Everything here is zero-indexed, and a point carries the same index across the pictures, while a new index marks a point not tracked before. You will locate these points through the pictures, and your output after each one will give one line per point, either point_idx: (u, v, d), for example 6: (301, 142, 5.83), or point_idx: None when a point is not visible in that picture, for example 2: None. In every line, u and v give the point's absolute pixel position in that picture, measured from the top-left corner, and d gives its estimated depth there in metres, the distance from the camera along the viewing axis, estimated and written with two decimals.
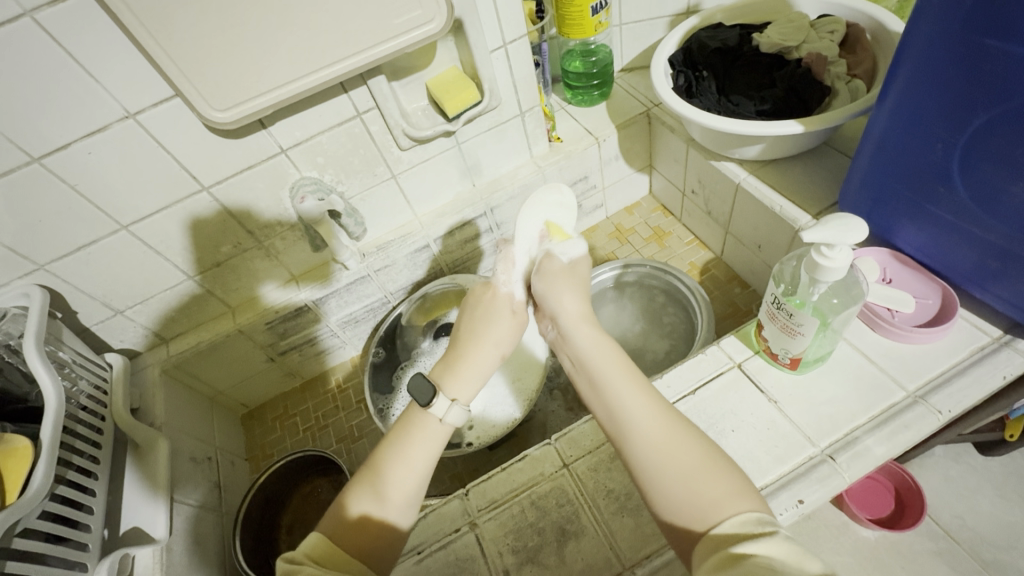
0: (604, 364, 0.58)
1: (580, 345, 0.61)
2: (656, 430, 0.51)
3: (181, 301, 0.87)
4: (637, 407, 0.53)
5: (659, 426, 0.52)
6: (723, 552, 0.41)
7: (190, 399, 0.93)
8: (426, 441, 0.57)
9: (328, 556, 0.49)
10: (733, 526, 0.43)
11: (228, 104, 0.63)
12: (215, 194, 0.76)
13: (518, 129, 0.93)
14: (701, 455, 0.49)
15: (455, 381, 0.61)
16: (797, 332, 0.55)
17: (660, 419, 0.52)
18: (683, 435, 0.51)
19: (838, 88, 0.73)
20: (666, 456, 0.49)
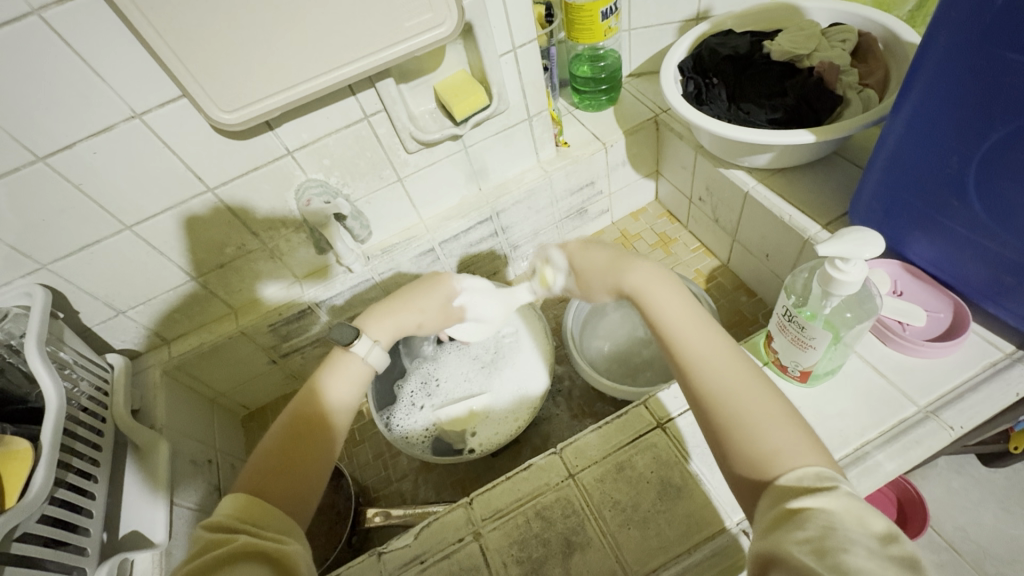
0: (668, 312, 0.55)
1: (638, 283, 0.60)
2: (720, 379, 0.48)
3: (183, 302, 0.86)
4: (705, 347, 0.51)
5: (725, 375, 0.49)
6: (780, 506, 0.39)
7: (191, 400, 0.92)
8: (345, 380, 0.61)
9: (247, 511, 0.47)
10: (793, 478, 0.41)
11: (236, 105, 0.62)
12: (220, 195, 0.75)
13: (526, 133, 0.92)
14: (771, 411, 0.46)
15: (378, 327, 0.67)
16: (810, 346, 0.54)
17: (732, 371, 0.49)
18: (757, 392, 0.47)
19: (850, 98, 0.73)
20: (732, 407, 0.46)
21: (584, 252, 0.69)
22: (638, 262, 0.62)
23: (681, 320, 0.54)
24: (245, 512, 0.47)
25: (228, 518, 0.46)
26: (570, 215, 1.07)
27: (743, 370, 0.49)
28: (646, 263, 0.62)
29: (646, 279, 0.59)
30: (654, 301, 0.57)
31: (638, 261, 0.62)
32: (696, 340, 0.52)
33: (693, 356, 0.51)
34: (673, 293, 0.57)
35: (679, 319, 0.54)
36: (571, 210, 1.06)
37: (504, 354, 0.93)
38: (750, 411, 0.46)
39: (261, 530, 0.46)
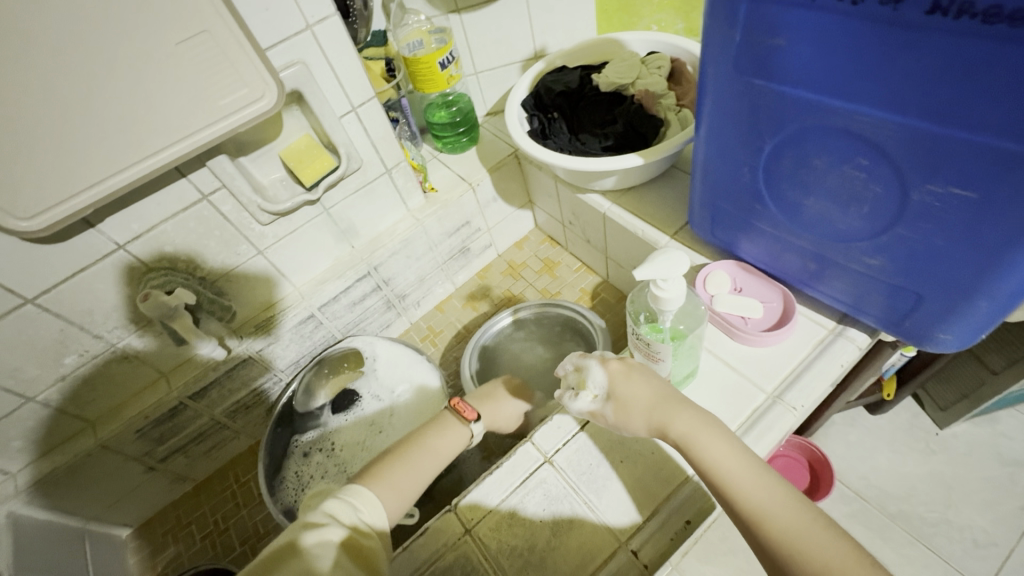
0: (716, 456, 0.51)
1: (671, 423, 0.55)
2: (790, 523, 0.45)
3: (21, 428, 0.76)
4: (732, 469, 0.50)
5: (796, 517, 0.46)
6: None
7: (53, 536, 0.81)
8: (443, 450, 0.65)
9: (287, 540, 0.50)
10: None
11: (35, 211, 0.57)
12: (44, 305, 0.68)
13: (388, 186, 0.92)
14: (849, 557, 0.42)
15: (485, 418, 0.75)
16: (659, 358, 0.58)
17: (798, 514, 0.46)
18: (826, 532, 0.44)
19: (670, 119, 0.80)
20: (818, 564, 0.42)
21: (623, 401, 0.57)
22: (683, 404, 0.55)
23: (735, 464, 0.50)
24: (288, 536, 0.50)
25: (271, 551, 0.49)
26: (453, 255, 1.08)
27: (813, 513, 0.46)
28: (668, 400, 0.56)
29: (692, 425, 0.53)
30: (707, 446, 0.52)
31: (674, 400, 0.56)
32: (757, 481, 0.48)
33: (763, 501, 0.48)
34: (716, 429, 0.53)
35: (738, 456, 0.51)
36: (453, 251, 1.07)
37: (383, 415, 0.90)
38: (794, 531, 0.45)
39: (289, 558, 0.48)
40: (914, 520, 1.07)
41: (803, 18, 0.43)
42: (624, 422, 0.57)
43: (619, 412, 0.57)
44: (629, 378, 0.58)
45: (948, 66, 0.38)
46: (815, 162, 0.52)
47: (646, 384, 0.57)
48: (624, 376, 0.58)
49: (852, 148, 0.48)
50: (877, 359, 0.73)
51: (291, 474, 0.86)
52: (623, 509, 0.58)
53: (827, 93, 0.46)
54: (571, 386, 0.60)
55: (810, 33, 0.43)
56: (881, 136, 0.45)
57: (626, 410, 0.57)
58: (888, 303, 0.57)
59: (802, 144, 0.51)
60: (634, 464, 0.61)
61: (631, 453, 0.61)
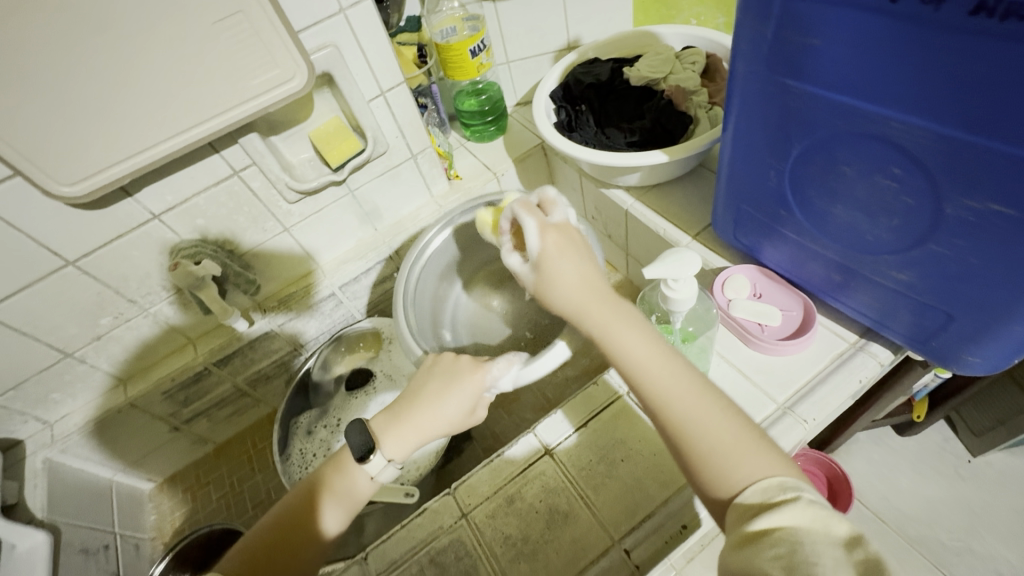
0: (629, 344, 0.48)
1: (580, 307, 0.50)
2: (691, 408, 0.45)
3: (59, 381, 0.81)
4: (641, 356, 0.47)
5: (700, 400, 0.45)
6: (741, 526, 0.38)
7: (83, 484, 0.86)
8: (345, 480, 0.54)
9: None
10: (752, 494, 0.40)
11: (77, 178, 0.60)
12: (84, 268, 0.72)
13: (413, 171, 0.93)
14: (743, 435, 0.43)
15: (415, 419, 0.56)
16: None
17: (703, 397, 0.45)
18: (727, 415, 0.44)
19: (700, 117, 0.78)
20: (711, 442, 0.43)
21: (549, 269, 0.52)
22: (609, 294, 0.51)
23: (645, 353, 0.48)
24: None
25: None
26: None
27: (713, 395, 0.45)
28: (593, 287, 0.51)
29: (608, 313, 0.49)
30: (620, 334, 0.49)
31: (601, 288, 0.51)
32: (666, 364, 0.47)
33: (667, 382, 0.46)
34: (631, 321, 0.50)
35: (648, 344, 0.48)
36: None
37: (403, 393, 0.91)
38: (692, 414, 0.44)
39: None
40: (934, 546, 1.03)
41: (839, 18, 0.41)
42: (543, 292, 0.53)
43: (541, 276, 0.53)
44: (564, 252, 0.53)
45: (992, 76, 0.36)
46: (843, 168, 0.50)
47: (574, 258, 0.52)
48: (558, 251, 0.53)
49: (885, 157, 0.46)
50: (904, 374, 0.70)
51: (289, 431, 0.91)
52: (619, 508, 0.58)
53: (861, 97, 0.44)
54: (511, 243, 0.57)
55: (846, 34, 0.41)
56: (916, 145, 0.43)
57: (550, 276, 0.52)
58: (915, 321, 0.55)
59: (831, 149, 0.49)
60: (634, 465, 0.60)
61: (632, 452, 0.61)
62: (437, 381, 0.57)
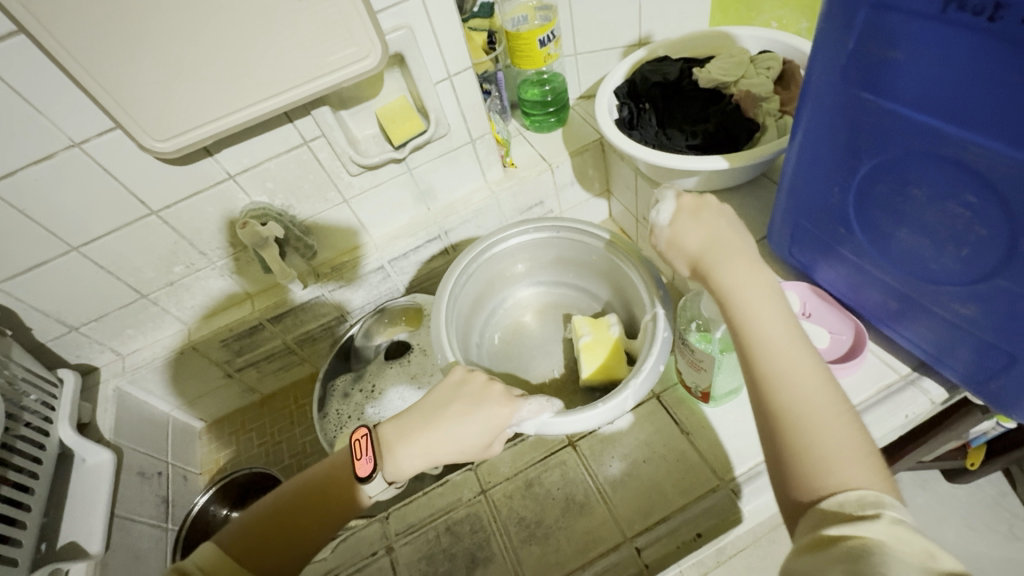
0: (761, 313, 0.48)
1: (718, 268, 0.51)
2: (808, 397, 0.44)
3: (134, 318, 0.89)
4: (768, 335, 0.47)
5: (820, 394, 0.44)
6: (817, 527, 0.38)
7: (145, 414, 0.95)
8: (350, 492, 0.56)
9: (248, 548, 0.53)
10: (834, 502, 0.39)
11: (168, 135, 0.66)
12: (165, 218, 0.79)
13: (470, 155, 0.95)
14: (857, 446, 0.42)
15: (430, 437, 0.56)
16: (700, 367, 0.58)
17: (822, 390, 0.44)
18: (842, 420, 0.43)
19: (768, 124, 0.76)
20: (810, 439, 0.42)
21: (684, 224, 0.55)
22: (745, 260, 0.51)
23: (774, 334, 0.47)
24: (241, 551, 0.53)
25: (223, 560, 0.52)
26: None
27: (838, 400, 0.44)
28: (723, 249, 0.52)
29: (736, 278, 0.50)
30: (751, 302, 0.49)
31: (741, 252, 0.52)
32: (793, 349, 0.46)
33: (783, 368, 0.45)
34: (769, 292, 0.49)
35: (782, 324, 0.48)
36: None
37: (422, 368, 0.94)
38: (801, 402, 0.44)
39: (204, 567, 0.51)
40: None
41: (928, 31, 0.39)
42: (674, 247, 0.55)
43: (675, 228, 0.55)
44: (693, 221, 0.55)
45: None
46: (913, 190, 0.47)
47: (715, 225, 0.54)
48: (692, 213, 0.56)
49: (960, 182, 0.43)
50: (961, 415, 0.66)
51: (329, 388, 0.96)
52: (634, 506, 0.58)
53: (943, 117, 0.41)
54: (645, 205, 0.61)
55: (933, 48, 0.39)
56: (995, 174, 0.40)
57: (686, 230, 0.54)
58: (975, 359, 0.52)
59: (902, 169, 0.47)
60: (656, 468, 0.61)
61: (655, 456, 0.61)
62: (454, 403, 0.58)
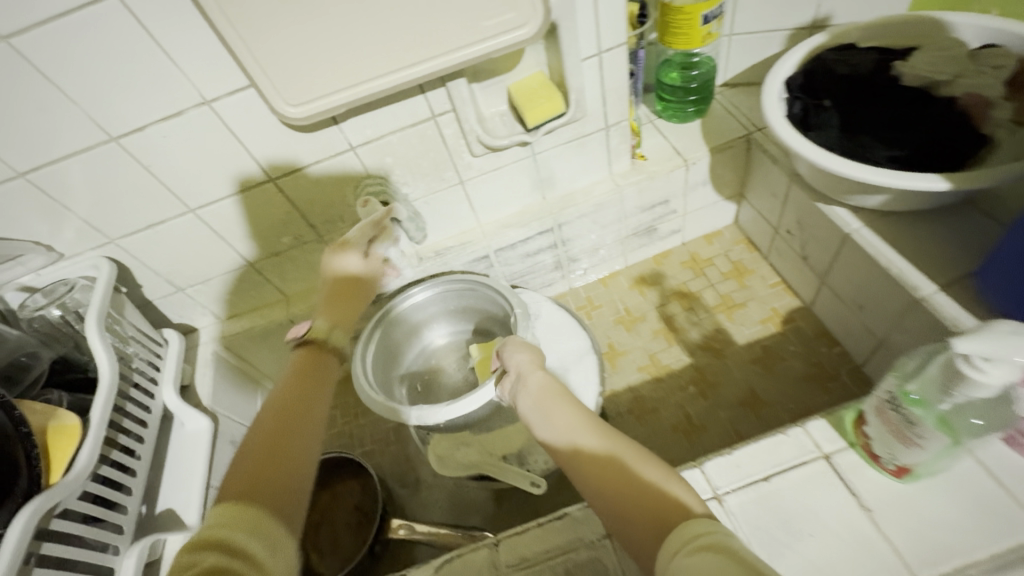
0: (553, 419, 0.52)
1: (529, 393, 0.57)
2: (600, 457, 0.46)
3: (237, 284, 0.86)
4: (557, 425, 0.51)
5: (605, 450, 0.46)
6: (686, 550, 0.36)
7: (239, 380, 0.93)
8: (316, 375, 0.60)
9: (234, 522, 0.41)
10: (690, 522, 0.38)
11: (302, 100, 0.60)
12: (281, 186, 0.74)
13: (601, 143, 0.85)
14: (667, 474, 0.43)
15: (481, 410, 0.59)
16: (917, 444, 0.46)
17: (597, 447, 0.47)
18: (631, 454, 0.45)
19: (999, 139, 0.61)
20: (625, 494, 0.43)
21: (517, 350, 0.64)
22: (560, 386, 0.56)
23: (569, 424, 0.50)
24: (229, 529, 0.40)
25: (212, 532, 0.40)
26: (637, 232, 0.99)
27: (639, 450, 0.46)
28: (540, 372, 0.60)
29: (541, 391, 0.56)
30: (545, 410, 0.53)
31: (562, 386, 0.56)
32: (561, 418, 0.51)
33: (569, 433, 0.49)
34: (564, 401, 0.53)
35: (575, 413, 0.51)
36: (639, 228, 0.98)
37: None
38: (594, 466, 0.46)
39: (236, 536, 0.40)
40: None
41: None
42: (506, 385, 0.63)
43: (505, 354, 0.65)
44: (514, 346, 0.65)
45: None
46: None
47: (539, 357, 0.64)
48: (517, 348, 0.65)
49: None
50: None
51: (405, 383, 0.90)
52: None
53: None
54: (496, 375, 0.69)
55: None
56: None
57: (515, 354, 0.64)
58: None
59: None
60: (827, 545, 0.50)
61: (827, 530, 0.51)
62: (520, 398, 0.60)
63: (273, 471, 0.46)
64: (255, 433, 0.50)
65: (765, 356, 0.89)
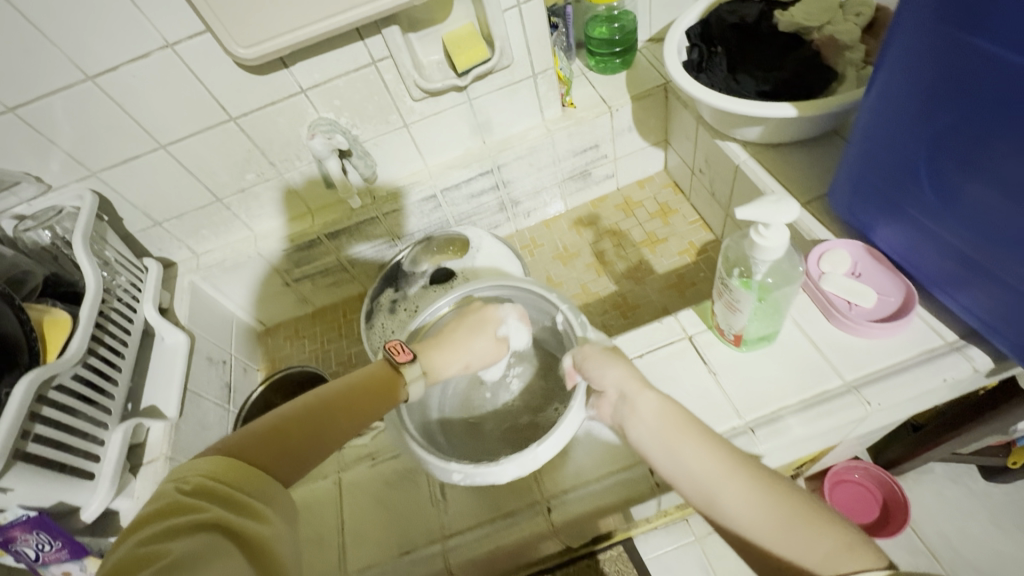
0: (686, 460, 0.47)
1: (642, 427, 0.51)
2: (755, 508, 0.43)
3: (209, 220, 0.97)
4: (702, 471, 0.46)
5: (766, 503, 0.43)
6: None
7: (214, 308, 1.04)
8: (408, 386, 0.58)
9: (228, 473, 0.43)
10: None
11: (252, 42, 0.71)
12: (242, 125, 0.84)
13: (531, 90, 0.95)
14: (833, 533, 0.41)
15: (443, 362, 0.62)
16: (738, 307, 0.57)
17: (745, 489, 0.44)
18: (798, 515, 0.42)
19: (848, 74, 0.72)
20: (789, 554, 0.41)
21: (604, 362, 0.55)
22: (687, 418, 0.50)
23: (712, 470, 0.46)
24: (219, 476, 0.42)
25: (204, 479, 0.42)
26: (573, 176, 1.09)
27: (797, 491, 0.44)
28: (646, 389, 0.52)
29: (659, 424, 0.50)
30: (672, 448, 0.48)
31: (687, 420, 0.50)
32: (707, 459, 0.46)
33: (718, 478, 0.46)
34: (693, 435, 0.48)
35: (711, 451, 0.47)
36: (574, 171, 1.08)
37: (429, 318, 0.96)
38: (755, 523, 0.43)
39: (232, 496, 0.41)
40: None
41: None
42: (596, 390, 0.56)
43: (587, 362, 0.56)
44: (599, 362, 0.55)
45: None
46: (993, 142, 0.45)
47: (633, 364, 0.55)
48: (602, 360, 0.56)
49: None
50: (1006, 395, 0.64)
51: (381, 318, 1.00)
52: None
53: None
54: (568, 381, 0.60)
55: None
56: None
57: (602, 366, 0.55)
58: None
59: (985, 117, 0.45)
60: (678, 401, 0.62)
61: (679, 389, 0.63)
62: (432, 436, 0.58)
63: (297, 439, 0.49)
64: (272, 416, 0.51)
65: (680, 282, 1.00)
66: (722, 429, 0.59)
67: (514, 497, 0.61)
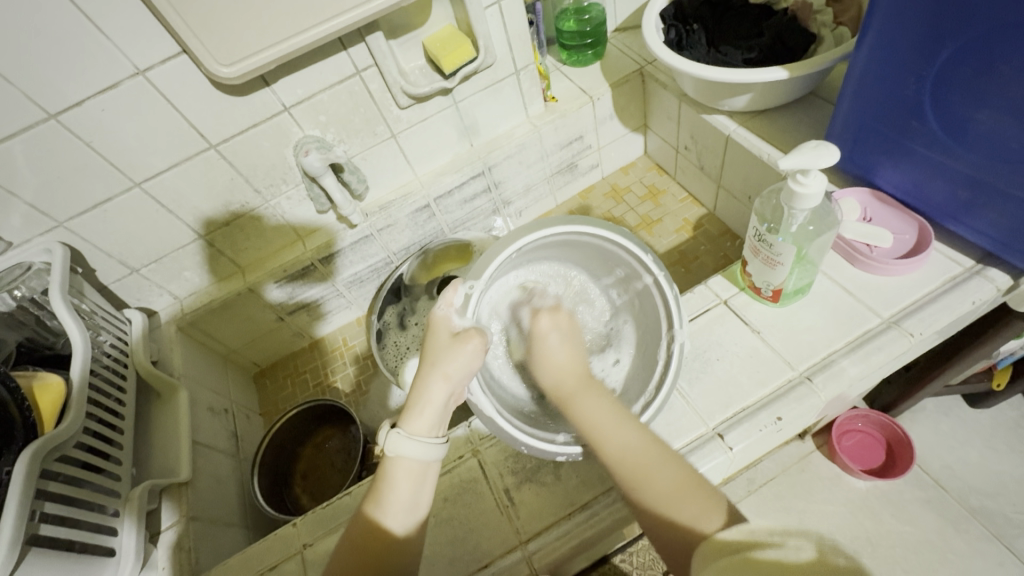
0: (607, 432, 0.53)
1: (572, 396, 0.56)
2: (649, 472, 0.50)
3: (191, 259, 0.90)
4: (623, 448, 0.52)
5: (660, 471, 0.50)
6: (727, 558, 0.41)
7: (206, 356, 0.97)
8: (403, 480, 0.52)
9: None
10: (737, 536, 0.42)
11: (233, 58, 0.67)
12: (223, 152, 0.79)
13: (514, 87, 0.95)
14: (706, 502, 0.47)
15: (418, 417, 0.55)
16: (778, 263, 0.58)
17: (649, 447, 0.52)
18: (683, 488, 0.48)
19: (824, 36, 0.76)
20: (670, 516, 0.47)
21: (548, 337, 0.60)
22: (596, 391, 0.56)
23: (629, 448, 0.52)
24: None
25: None
26: (560, 169, 1.10)
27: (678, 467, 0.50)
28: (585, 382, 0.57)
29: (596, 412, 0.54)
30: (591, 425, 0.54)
31: (595, 387, 0.57)
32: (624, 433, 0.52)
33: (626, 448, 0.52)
34: (595, 390, 0.56)
35: (629, 430, 0.53)
36: (561, 165, 1.09)
37: None
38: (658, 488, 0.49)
39: None
40: (997, 519, 0.95)
41: None
42: (537, 353, 0.60)
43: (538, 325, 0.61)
44: (547, 338, 0.60)
45: None
46: (999, 67, 0.48)
47: (574, 331, 0.61)
48: (549, 335, 0.60)
49: None
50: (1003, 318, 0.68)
51: (389, 340, 0.99)
52: (713, 400, 0.60)
53: None
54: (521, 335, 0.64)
55: None
56: None
57: (546, 337, 0.60)
58: None
59: (989, 45, 0.48)
60: (729, 363, 0.62)
61: (728, 353, 0.63)
62: (435, 359, 0.56)
63: None
64: None
65: (682, 258, 1.02)
66: (779, 383, 0.59)
67: (587, 488, 0.59)
